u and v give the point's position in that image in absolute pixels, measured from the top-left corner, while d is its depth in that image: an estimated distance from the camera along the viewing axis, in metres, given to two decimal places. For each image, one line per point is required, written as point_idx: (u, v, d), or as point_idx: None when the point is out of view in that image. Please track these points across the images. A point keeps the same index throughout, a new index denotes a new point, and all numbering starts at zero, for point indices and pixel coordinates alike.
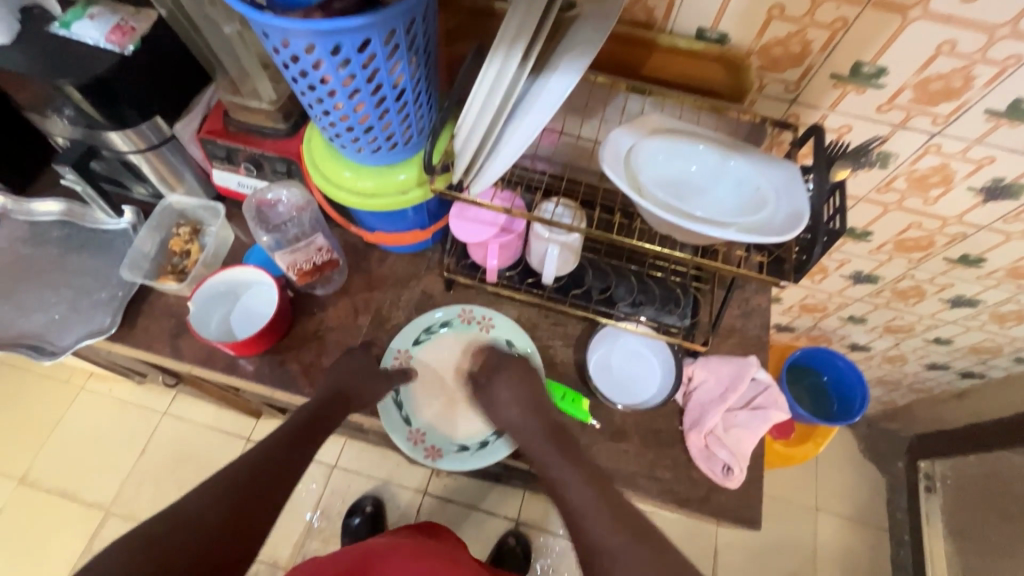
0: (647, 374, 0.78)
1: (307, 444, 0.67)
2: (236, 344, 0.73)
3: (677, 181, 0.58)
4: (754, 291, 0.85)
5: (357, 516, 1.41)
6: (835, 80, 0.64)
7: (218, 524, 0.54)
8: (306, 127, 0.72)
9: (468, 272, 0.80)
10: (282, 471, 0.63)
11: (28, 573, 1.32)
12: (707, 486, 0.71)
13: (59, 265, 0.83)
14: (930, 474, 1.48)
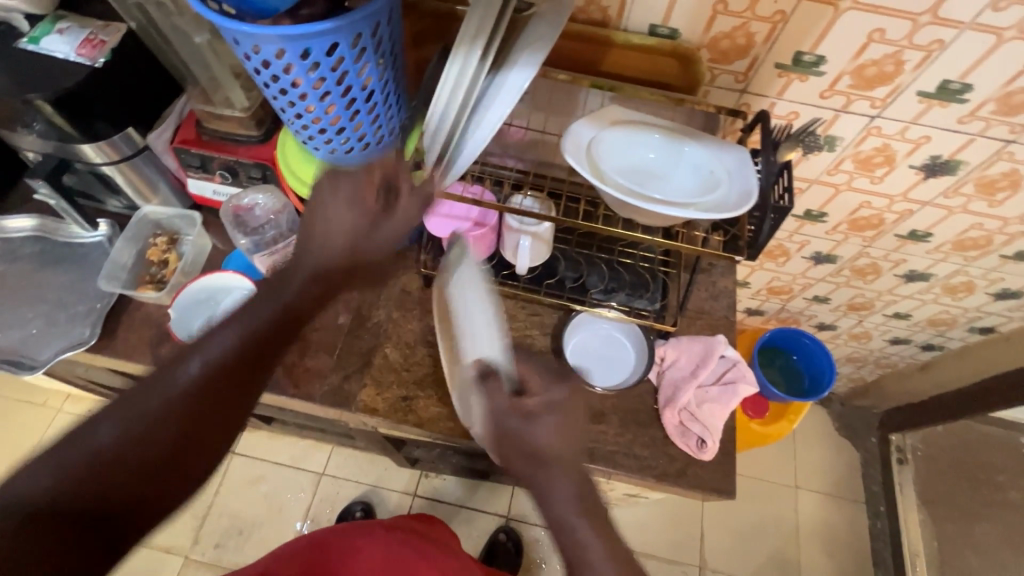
0: (621, 356, 0.81)
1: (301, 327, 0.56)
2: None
3: (636, 168, 0.61)
4: (720, 274, 0.89)
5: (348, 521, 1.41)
6: (780, 69, 0.68)
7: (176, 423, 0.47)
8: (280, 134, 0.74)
9: None
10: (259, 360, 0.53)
11: None
12: (683, 460, 0.75)
13: (34, 281, 0.83)
14: (901, 446, 1.54)
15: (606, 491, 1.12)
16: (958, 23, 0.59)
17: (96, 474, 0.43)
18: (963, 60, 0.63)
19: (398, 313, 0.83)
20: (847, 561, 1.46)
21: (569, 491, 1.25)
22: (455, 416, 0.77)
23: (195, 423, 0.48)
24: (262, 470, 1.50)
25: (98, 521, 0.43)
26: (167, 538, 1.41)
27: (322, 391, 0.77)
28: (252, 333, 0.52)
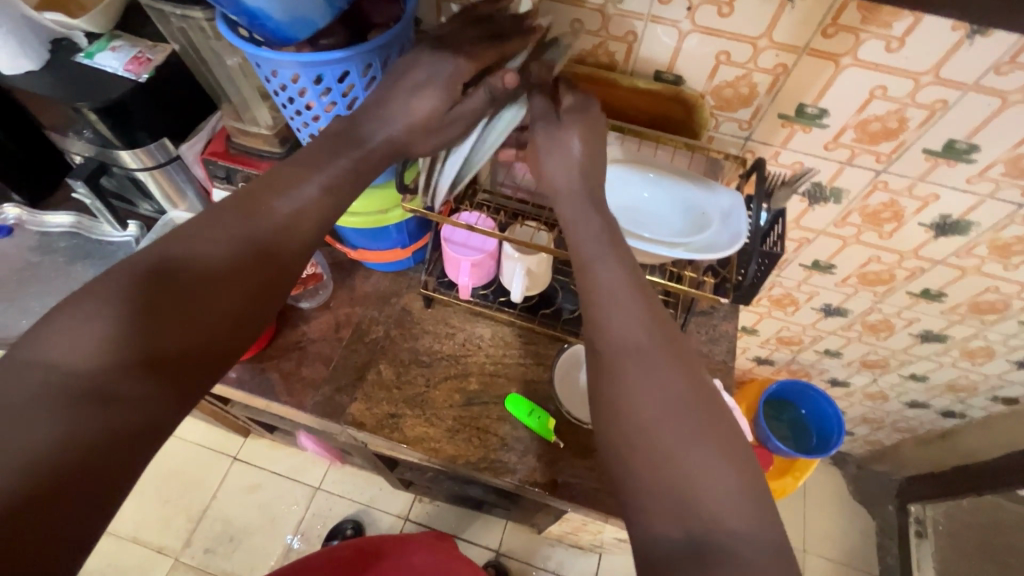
0: None
1: (297, 225, 0.50)
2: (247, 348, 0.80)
3: (630, 208, 0.63)
4: (722, 317, 0.88)
5: (337, 539, 1.41)
6: (783, 119, 0.69)
7: (209, 322, 0.44)
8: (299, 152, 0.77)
9: (445, 289, 0.85)
10: (277, 269, 0.49)
11: None
12: None
13: (63, 273, 0.88)
14: (921, 517, 1.46)
15: (596, 533, 1.09)
16: (961, 84, 0.60)
17: (127, 350, 0.40)
18: (969, 120, 0.63)
19: (396, 331, 0.85)
20: None
21: (561, 531, 1.22)
22: (440, 438, 0.77)
23: (223, 309, 0.45)
24: (260, 478, 1.51)
25: (122, 403, 0.39)
26: (162, 538, 1.43)
27: (314, 400, 0.79)
28: (252, 254, 0.48)
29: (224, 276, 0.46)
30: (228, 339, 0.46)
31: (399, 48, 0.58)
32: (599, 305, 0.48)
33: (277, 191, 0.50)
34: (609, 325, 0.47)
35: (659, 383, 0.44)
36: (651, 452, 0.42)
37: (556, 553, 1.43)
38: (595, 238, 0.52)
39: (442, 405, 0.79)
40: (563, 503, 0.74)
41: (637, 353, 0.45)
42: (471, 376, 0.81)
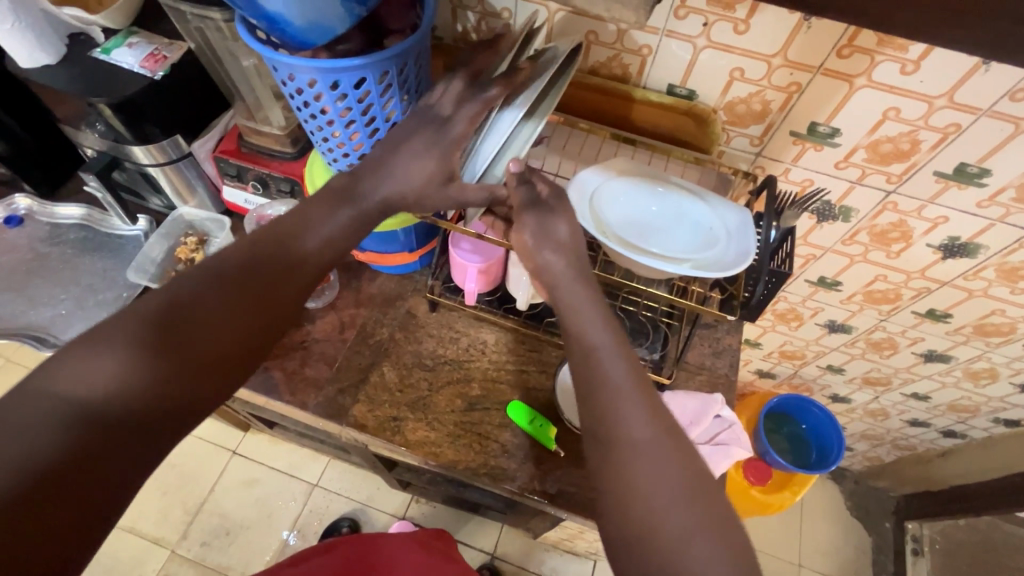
0: None
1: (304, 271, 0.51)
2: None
3: (639, 221, 0.63)
4: (725, 331, 0.88)
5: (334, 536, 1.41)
6: (794, 137, 0.69)
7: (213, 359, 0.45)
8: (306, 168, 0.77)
9: (450, 294, 0.85)
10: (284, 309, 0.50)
11: None
12: None
13: (71, 265, 0.89)
14: (918, 536, 1.45)
15: (593, 541, 1.09)
16: (975, 109, 0.59)
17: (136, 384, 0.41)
18: (981, 145, 0.63)
19: (400, 333, 0.85)
20: None
21: (556, 537, 1.22)
22: (441, 442, 0.77)
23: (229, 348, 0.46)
24: (258, 473, 1.52)
25: (122, 438, 0.40)
26: (158, 530, 1.43)
27: (316, 400, 0.79)
28: (263, 294, 0.48)
29: (234, 305, 0.46)
30: (233, 364, 0.47)
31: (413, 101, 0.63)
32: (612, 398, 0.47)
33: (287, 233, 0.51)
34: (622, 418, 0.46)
35: (648, 452, 0.44)
36: (637, 517, 0.43)
37: (552, 559, 1.44)
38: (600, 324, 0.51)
39: (443, 409, 0.79)
40: (561, 512, 0.74)
41: (643, 441, 0.45)
42: (473, 382, 0.82)
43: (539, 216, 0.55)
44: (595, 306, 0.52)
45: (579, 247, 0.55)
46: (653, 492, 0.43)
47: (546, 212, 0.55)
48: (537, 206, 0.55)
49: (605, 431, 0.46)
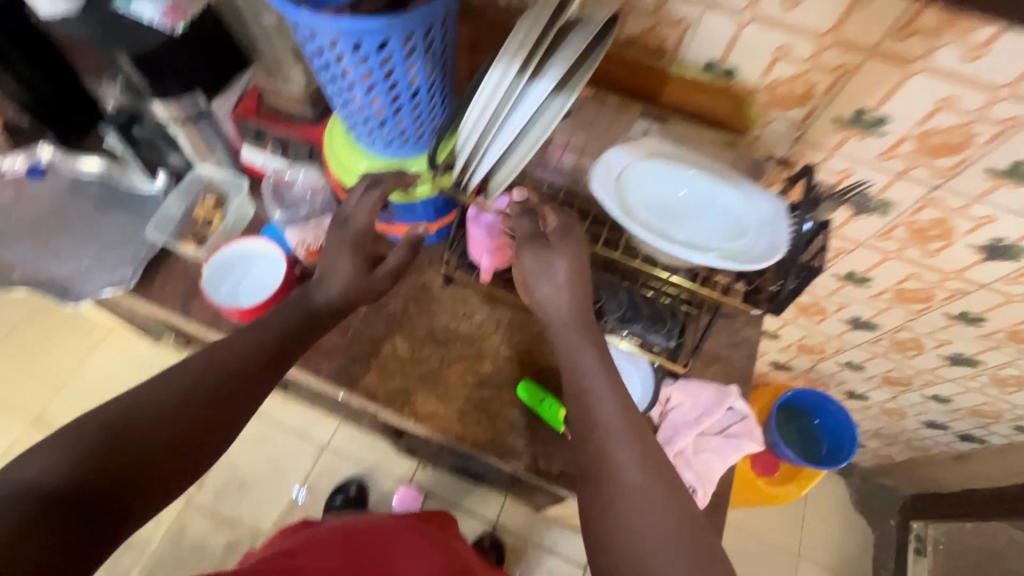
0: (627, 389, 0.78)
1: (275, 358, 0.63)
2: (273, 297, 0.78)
3: (666, 205, 0.60)
4: (745, 322, 0.86)
5: (341, 495, 1.46)
6: (838, 123, 0.65)
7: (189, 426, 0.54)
8: (327, 133, 0.76)
9: (466, 270, 0.83)
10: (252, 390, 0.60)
11: None
12: None
13: (91, 219, 0.89)
14: (922, 536, 1.46)
15: None
16: None
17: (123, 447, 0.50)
18: None
19: (413, 305, 0.84)
20: None
21: (558, 513, 1.24)
22: (450, 417, 0.77)
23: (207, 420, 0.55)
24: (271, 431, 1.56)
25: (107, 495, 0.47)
26: None
27: (329, 368, 0.80)
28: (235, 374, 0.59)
29: (215, 383, 0.57)
30: (220, 428, 0.56)
31: (431, 118, 0.67)
32: (607, 442, 0.56)
33: (295, 319, 0.66)
34: (619, 462, 0.54)
35: (636, 493, 0.52)
36: (627, 553, 0.50)
37: (554, 532, 1.47)
38: (595, 369, 0.60)
39: (454, 384, 0.79)
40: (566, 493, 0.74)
41: (630, 482, 0.53)
42: (485, 359, 0.81)
43: (535, 252, 0.63)
44: (588, 345, 0.61)
45: (576, 284, 0.63)
46: (644, 529, 0.50)
47: (544, 252, 0.63)
48: (536, 241, 0.63)
49: (602, 471, 0.54)
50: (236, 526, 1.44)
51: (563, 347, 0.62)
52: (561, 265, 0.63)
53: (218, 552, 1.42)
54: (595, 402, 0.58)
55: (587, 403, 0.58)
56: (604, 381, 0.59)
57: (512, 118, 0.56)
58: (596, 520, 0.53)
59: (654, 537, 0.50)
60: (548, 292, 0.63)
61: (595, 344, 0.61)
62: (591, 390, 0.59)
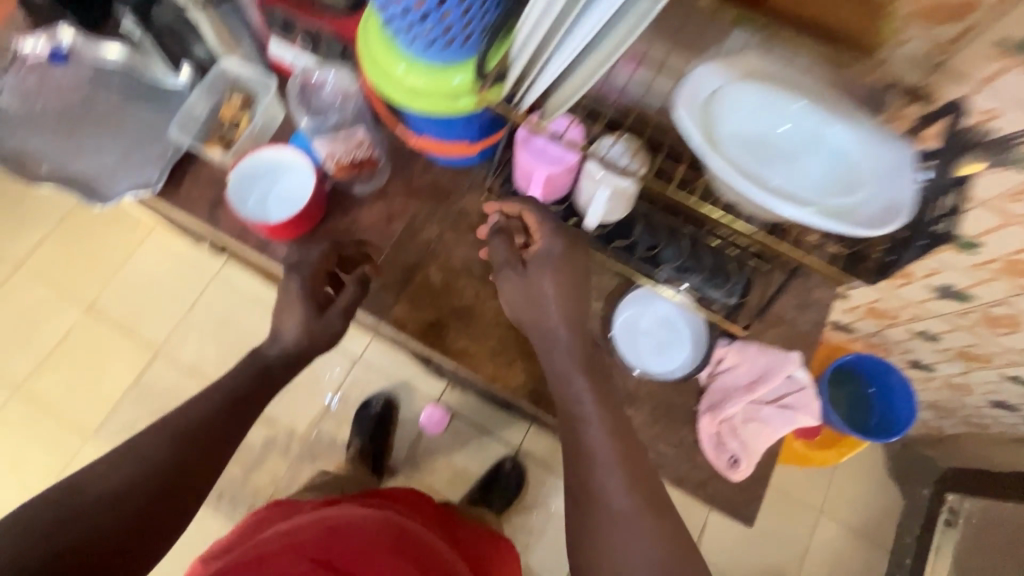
0: (675, 346, 0.72)
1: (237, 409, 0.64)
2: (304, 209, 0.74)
3: (762, 143, 0.49)
4: (820, 282, 0.75)
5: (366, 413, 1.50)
6: (1001, 48, 0.51)
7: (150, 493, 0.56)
8: (363, 30, 0.65)
9: (509, 199, 0.74)
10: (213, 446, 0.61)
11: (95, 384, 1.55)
12: (707, 470, 0.69)
13: (116, 113, 0.83)
14: (956, 508, 1.38)
15: None
16: None
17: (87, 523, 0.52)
18: None
19: (450, 234, 0.78)
20: None
21: None
22: (482, 356, 0.73)
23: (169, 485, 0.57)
24: None
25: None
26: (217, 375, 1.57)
27: None
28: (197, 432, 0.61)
29: (175, 444, 0.59)
30: (185, 491, 0.58)
31: (482, 15, 0.54)
32: (598, 469, 0.58)
33: (250, 374, 0.68)
34: (608, 489, 0.57)
35: (625, 521, 0.55)
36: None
37: None
38: (585, 390, 0.62)
39: (489, 322, 0.74)
40: None
41: (619, 511, 0.56)
42: None
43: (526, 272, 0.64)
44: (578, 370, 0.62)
45: (568, 303, 0.63)
46: (632, 562, 0.54)
47: (530, 275, 0.64)
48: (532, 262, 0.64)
49: (593, 497, 0.58)
50: (273, 425, 1.51)
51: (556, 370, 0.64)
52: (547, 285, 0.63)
53: (256, 447, 1.51)
54: (586, 428, 0.61)
55: (575, 428, 0.61)
56: (597, 410, 0.61)
57: (588, 16, 0.44)
58: (583, 546, 0.57)
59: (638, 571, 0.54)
60: (536, 314, 0.64)
61: (585, 363, 0.63)
62: (577, 416, 0.62)
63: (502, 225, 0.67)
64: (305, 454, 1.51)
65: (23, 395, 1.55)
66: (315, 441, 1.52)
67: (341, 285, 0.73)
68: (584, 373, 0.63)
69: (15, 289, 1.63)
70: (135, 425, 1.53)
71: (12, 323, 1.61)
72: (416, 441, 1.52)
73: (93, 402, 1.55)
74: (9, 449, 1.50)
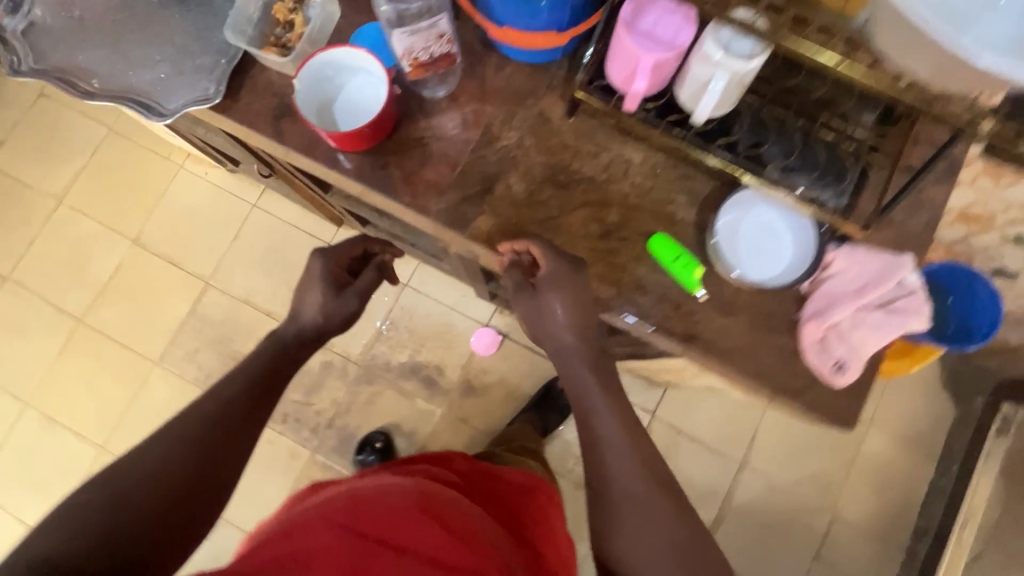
0: (778, 249, 0.68)
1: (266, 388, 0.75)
2: (377, 122, 0.69)
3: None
4: (932, 181, 0.70)
5: (369, 451, 1.48)
6: None
7: (198, 457, 0.66)
8: None
9: (601, 96, 0.66)
10: (248, 420, 0.72)
11: (153, 316, 1.59)
12: (807, 377, 0.68)
13: (159, 19, 0.77)
14: (1009, 417, 1.39)
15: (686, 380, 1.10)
16: None
17: (148, 481, 0.62)
18: None
19: (531, 140, 0.72)
20: (892, 503, 1.47)
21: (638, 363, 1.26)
22: None
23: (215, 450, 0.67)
24: None
25: (137, 527, 0.60)
26: (269, 304, 1.59)
27: (438, 208, 0.71)
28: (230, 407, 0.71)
29: (217, 423, 0.69)
30: (229, 457, 0.68)
31: None
32: (610, 456, 0.63)
33: (270, 352, 0.79)
34: (618, 477, 0.63)
35: (635, 504, 0.61)
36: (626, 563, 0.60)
37: (625, 380, 1.53)
38: (594, 387, 0.66)
39: (577, 234, 0.71)
40: (693, 355, 0.69)
41: (630, 495, 0.62)
42: (612, 206, 0.71)
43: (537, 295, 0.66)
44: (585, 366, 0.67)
45: (580, 307, 0.66)
46: (634, 545, 0.60)
47: (543, 295, 0.66)
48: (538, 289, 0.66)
49: (599, 483, 0.64)
50: (329, 350, 1.55)
51: (565, 370, 0.68)
52: (558, 306, 0.65)
53: (314, 371, 1.55)
54: (594, 419, 0.65)
55: (587, 421, 0.66)
56: (605, 399, 0.66)
57: None
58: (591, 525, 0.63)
59: (651, 551, 0.60)
60: (546, 325, 0.67)
61: (591, 358, 0.67)
62: (590, 403, 0.66)
63: (514, 260, 0.69)
64: (362, 377, 1.55)
65: (86, 327, 1.59)
66: (370, 364, 1.56)
67: (357, 273, 0.90)
68: (592, 371, 0.67)
69: (64, 225, 1.64)
70: (196, 353, 1.58)
71: (64, 258, 1.63)
72: (468, 363, 1.56)
73: (152, 332, 1.59)
74: (81, 377, 1.57)
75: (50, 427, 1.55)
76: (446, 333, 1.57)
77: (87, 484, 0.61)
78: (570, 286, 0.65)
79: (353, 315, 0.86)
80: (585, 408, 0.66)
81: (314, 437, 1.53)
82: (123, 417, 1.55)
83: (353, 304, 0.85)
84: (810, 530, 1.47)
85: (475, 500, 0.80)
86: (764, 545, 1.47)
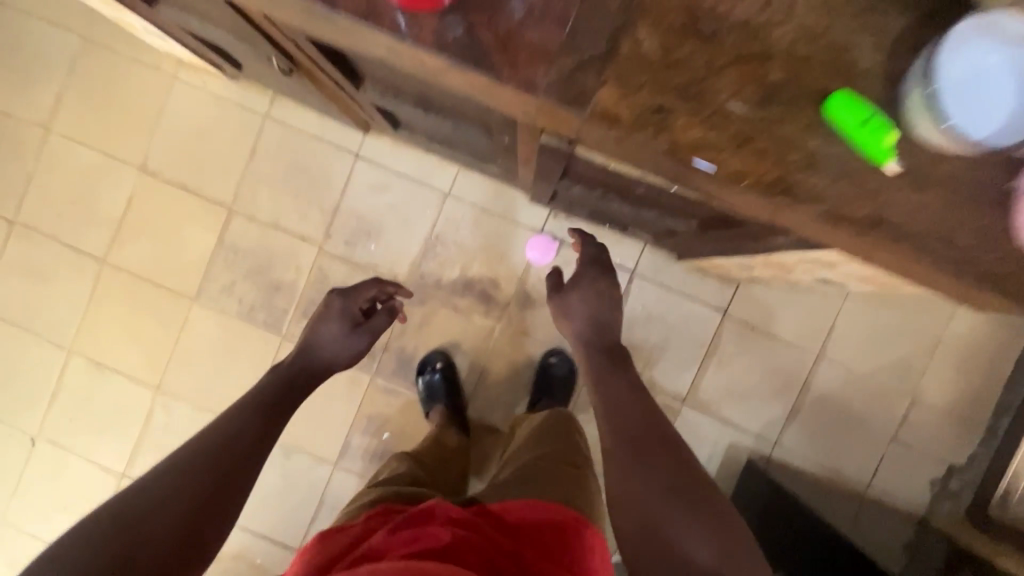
0: (997, 104, 0.51)
1: (269, 418, 0.79)
2: None
3: None
4: None
5: (430, 373, 1.43)
6: None
7: (201, 491, 0.65)
8: None
9: None
10: (248, 451, 0.72)
11: (179, 250, 1.48)
12: (1018, 260, 0.56)
13: None
14: None
15: (789, 272, 0.99)
16: None
17: (142, 524, 0.59)
18: None
19: None
20: (972, 382, 1.42)
21: (724, 261, 1.15)
22: (722, 146, 0.55)
23: (217, 485, 0.67)
24: (387, 178, 1.46)
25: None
26: (302, 227, 1.47)
27: (548, 78, 0.53)
28: (235, 434, 0.73)
29: (222, 455, 0.69)
30: (230, 491, 0.67)
31: None
32: (610, 409, 0.88)
33: (297, 364, 0.92)
34: (623, 415, 0.86)
35: (634, 440, 0.82)
36: (622, 496, 0.78)
37: (693, 277, 1.45)
38: (602, 356, 0.98)
39: (726, 98, 0.55)
40: (884, 240, 0.56)
41: (630, 436, 0.83)
42: (774, 60, 0.54)
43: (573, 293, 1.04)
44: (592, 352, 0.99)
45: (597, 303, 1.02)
46: (635, 475, 0.78)
47: (570, 298, 1.03)
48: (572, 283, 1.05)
49: (607, 422, 0.87)
50: (374, 271, 1.46)
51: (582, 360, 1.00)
52: (580, 303, 1.02)
53: None
54: (603, 383, 0.93)
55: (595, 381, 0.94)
56: (612, 370, 0.95)
57: None
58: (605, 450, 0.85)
59: (647, 472, 0.78)
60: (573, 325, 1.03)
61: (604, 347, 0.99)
62: (597, 374, 0.95)
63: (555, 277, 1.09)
64: (413, 297, 1.46)
65: (110, 268, 1.48)
66: (420, 283, 1.46)
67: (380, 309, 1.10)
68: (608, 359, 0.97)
69: (59, 157, 1.47)
70: (234, 286, 1.48)
71: (68, 195, 1.47)
72: (525, 274, 1.45)
73: (182, 268, 1.48)
74: (119, 321, 1.49)
75: (99, 373, 1.50)
76: (498, 244, 1.45)
77: (68, 541, 0.57)
78: (590, 296, 1.02)
79: (358, 351, 1.00)
80: (596, 376, 0.94)
81: (372, 362, 1.48)
82: (171, 358, 1.49)
83: (362, 340, 1.00)
84: (886, 415, 1.44)
85: (502, 551, 0.68)
86: (840, 431, 1.45)
